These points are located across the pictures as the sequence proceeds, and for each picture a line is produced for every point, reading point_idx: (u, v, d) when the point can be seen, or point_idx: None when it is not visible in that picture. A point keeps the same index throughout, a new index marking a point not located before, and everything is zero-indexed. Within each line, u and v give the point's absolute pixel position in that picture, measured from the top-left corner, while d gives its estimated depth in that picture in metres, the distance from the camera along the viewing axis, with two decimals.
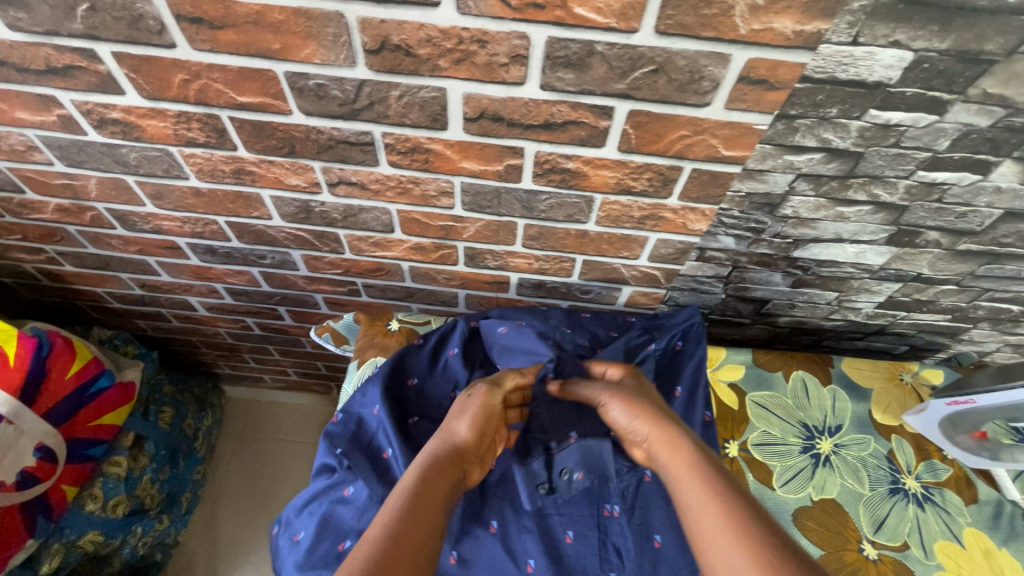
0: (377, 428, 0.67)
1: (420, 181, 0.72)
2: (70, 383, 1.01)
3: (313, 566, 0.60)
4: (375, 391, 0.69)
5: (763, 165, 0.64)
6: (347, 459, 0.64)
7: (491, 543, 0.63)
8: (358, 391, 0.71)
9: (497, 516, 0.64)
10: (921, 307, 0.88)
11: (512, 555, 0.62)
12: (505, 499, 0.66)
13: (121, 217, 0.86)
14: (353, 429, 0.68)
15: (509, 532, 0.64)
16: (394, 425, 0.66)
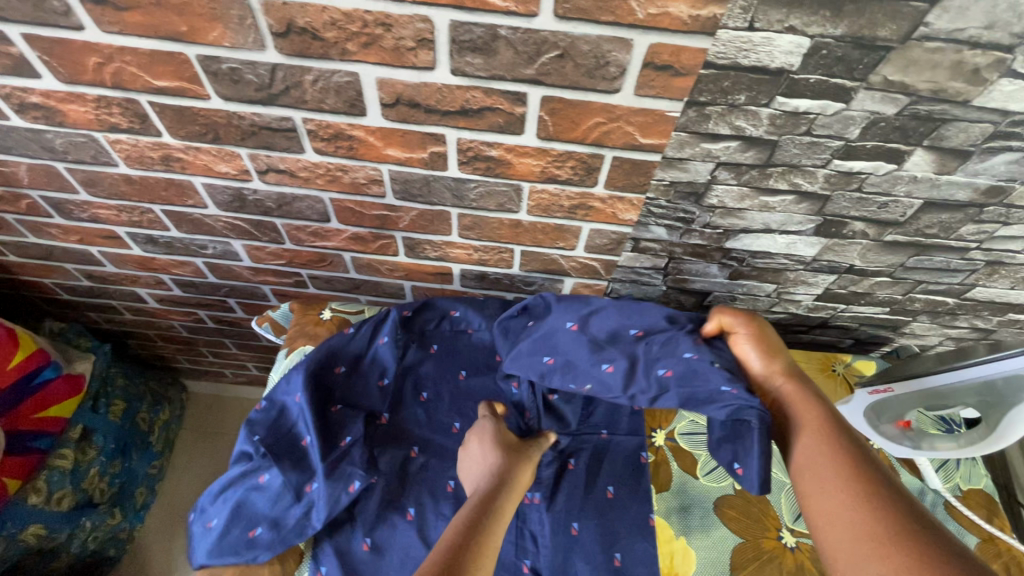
0: (298, 416, 0.66)
1: (348, 169, 0.72)
2: (13, 374, 1.00)
3: (223, 552, 0.60)
4: (299, 378, 0.68)
5: (682, 153, 0.64)
6: (263, 446, 0.64)
7: (407, 530, 0.62)
8: (283, 378, 0.70)
9: (415, 504, 0.64)
10: (859, 300, 0.89)
11: (426, 542, 0.62)
12: (425, 486, 0.66)
13: (57, 205, 0.86)
14: (274, 417, 0.67)
15: (426, 520, 0.63)
16: (314, 413, 0.65)
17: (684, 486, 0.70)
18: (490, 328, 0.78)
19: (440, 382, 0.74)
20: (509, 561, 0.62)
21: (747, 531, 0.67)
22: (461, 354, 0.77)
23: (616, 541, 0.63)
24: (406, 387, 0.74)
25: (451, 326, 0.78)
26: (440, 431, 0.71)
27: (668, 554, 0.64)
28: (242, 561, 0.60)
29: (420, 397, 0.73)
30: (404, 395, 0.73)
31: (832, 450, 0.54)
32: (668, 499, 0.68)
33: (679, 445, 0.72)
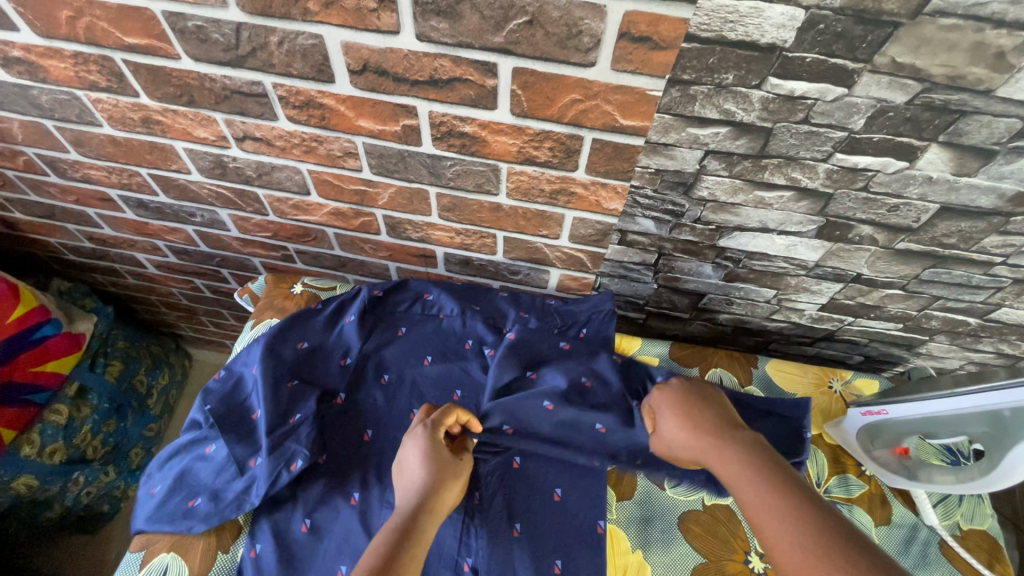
0: (252, 387, 0.65)
1: (323, 140, 0.70)
2: (11, 327, 1.02)
3: (160, 519, 0.59)
4: (257, 349, 0.67)
5: (666, 139, 0.59)
6: (212, 415, 0.63)
7: (349, 515, 0.60)
8: (244, 349, 0.69)
9: (360, 488, 0.62)
10: (869, 313, 0.81)
11: (366, 529, 0.59)
12: (374, 472, 0.63)
13: (51, 163, 0.87)
14: (230, 387, 0.65)
15: (370, 506, 0.61)
16: (267, 386, 0.63)
17: (648, 496, 0.65)
18: (462, 314, 0.75)
19: (404, 365, 0.71)
20: (449, 557, 0.59)
21: (712, 551, 0.61)
22: (429, 340, 0.74)
23: (561, 548, 0.59)
24: (369, 368, 0.71)
25: (422, 310, 0.75)
26: (398, 417, 0.68)
27: (621, 568, 0.60)
28: (177, 531, 0.58)
29: (380, 379, 0.70)
30: (364, 377, 0.70)
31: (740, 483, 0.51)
32: (629, 509, 0.64)
33: None
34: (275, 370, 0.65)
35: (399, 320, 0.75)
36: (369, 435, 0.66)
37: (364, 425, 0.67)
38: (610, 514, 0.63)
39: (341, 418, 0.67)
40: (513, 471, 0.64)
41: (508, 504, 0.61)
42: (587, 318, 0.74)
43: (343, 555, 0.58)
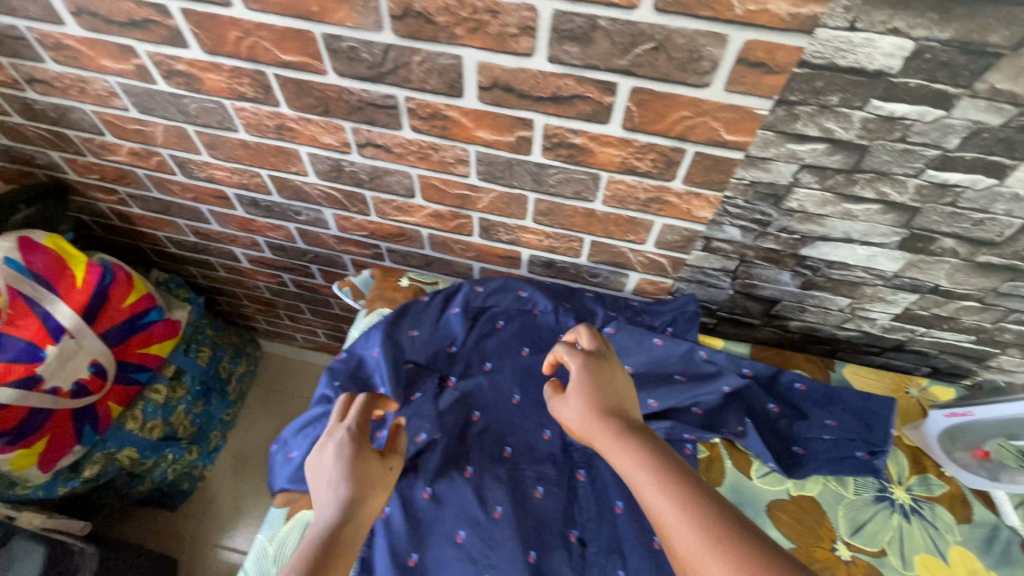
0: (374, 368, 0.72)
1: (439, 148, 0.77)
2: (125, 312, 1.12)
3: (301, 480, 0.67)
4: (377, 335, 0.74)
5: (765, 153, 0.65)
6: (342, 391, 0.70)
7: (464, 487, 0.66)
8: (362, 334, 0.76)
9: (473, 463, 0.69)
10: (941, 324, 0.84)
11: (481, 499, 0.65)
12: (484, 448, 0.70)
13: (181, 164, 0.97)
14: (353, 366, 0.73)
15: (483, 480, 0.67)
16: (389, 367, 0.71)
17: (736, 485, 0.70)
18: (555, 311, 0.80)
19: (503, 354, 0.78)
20: (556, 528, 0.65)
21: (800, 538, 0.66)
22: (525, 333, 0.80)
23: None
24: (472, 356, 0.78)
25: (518, 304, 0.81)
26: (500, 402, 0.74)
27: None
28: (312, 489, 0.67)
29: (483, 366, 0.77)
30: (468, 365, 0.77)
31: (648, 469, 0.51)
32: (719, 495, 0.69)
33: (734, 445, 0.72)
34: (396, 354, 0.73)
35: (494, 313, 0.81)
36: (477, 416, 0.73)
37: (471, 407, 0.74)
38: None
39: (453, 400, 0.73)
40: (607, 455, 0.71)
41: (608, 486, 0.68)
42: (672, 318, 0.80)
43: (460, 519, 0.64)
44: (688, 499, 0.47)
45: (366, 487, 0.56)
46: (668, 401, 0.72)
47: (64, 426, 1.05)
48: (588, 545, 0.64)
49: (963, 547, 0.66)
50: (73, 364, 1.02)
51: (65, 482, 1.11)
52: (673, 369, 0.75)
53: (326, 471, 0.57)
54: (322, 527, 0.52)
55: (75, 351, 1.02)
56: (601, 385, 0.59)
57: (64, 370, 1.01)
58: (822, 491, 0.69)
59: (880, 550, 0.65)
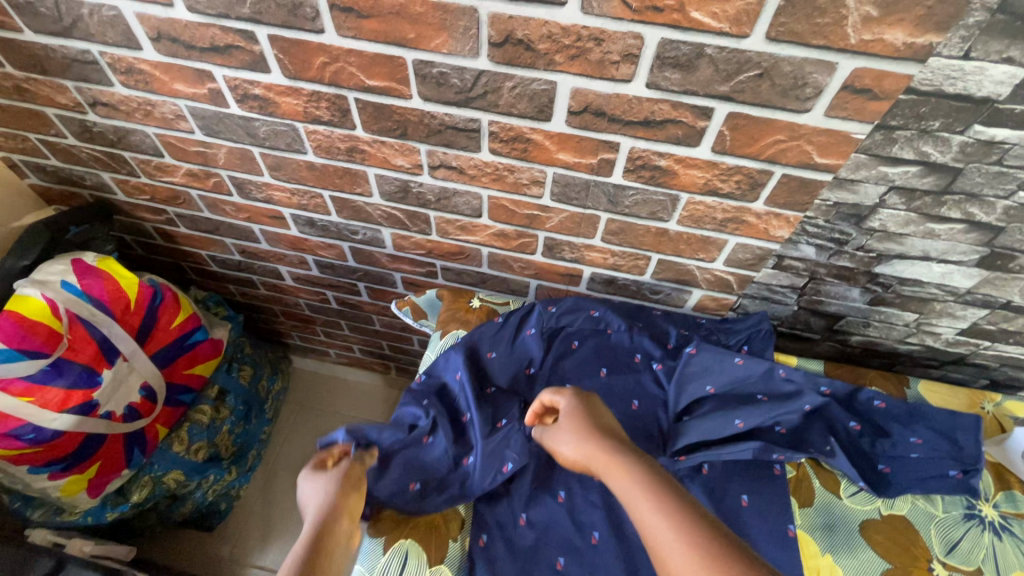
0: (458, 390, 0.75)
1: (515, 169, 0.78)
2: (174, 333, 1.10)
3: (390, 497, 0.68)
4: (457, 357, 0.76)
5: (855, 175, 0.65)
6: (433, 411, 0.72)
7: (558, 512, 0.68)
8: (441, 356, 0.79)
9: (564, 488, 0.70)
10: (1007, 338, 0.85)
11: (577, 524, 0.67)
12: (573, 473, 0.71)
13: (239, 185, 0.96)
14: (436, 389, 0.76)
15: (576, 504, 0.68)
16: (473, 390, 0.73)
17: (826, 505, 0.69)
18: (630, 331, 0.80)
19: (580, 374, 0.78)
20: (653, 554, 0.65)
21: (896, 558, 0.65)
22: (602, 353, 0.80)
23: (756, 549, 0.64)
24: (551, 377, 0.78)
25: (591, 324, 0.81)
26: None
27: (815, 570, 0.64)
28: (405, 511, 0.67)
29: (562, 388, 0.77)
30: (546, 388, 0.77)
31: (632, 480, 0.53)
32: (811, 515, 0.68)
33: (820, 464, 0.72)
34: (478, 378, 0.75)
35: (568, 333, 0.81)
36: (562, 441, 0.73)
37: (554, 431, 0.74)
38: (795, 519, 0.67)
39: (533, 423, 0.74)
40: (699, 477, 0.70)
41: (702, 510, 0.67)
42: (746, 337, 0.81)
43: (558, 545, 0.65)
44: (686, 517, 0.48)
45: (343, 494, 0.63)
46: (754, 421, 0.71)
47: (116, 450, 1.03)
48: None
49: None
50: (125, 387, 1.01)
51: (114, 507, 1.09)
52: (753, 389, 0.75)
53: (308, 489, 0.64)
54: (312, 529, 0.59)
55: (127, 374, 1.01)
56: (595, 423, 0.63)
57: (117, 393, 1.00)
58: (912, 509, 0.69)
59: (976, 569, 0.65)
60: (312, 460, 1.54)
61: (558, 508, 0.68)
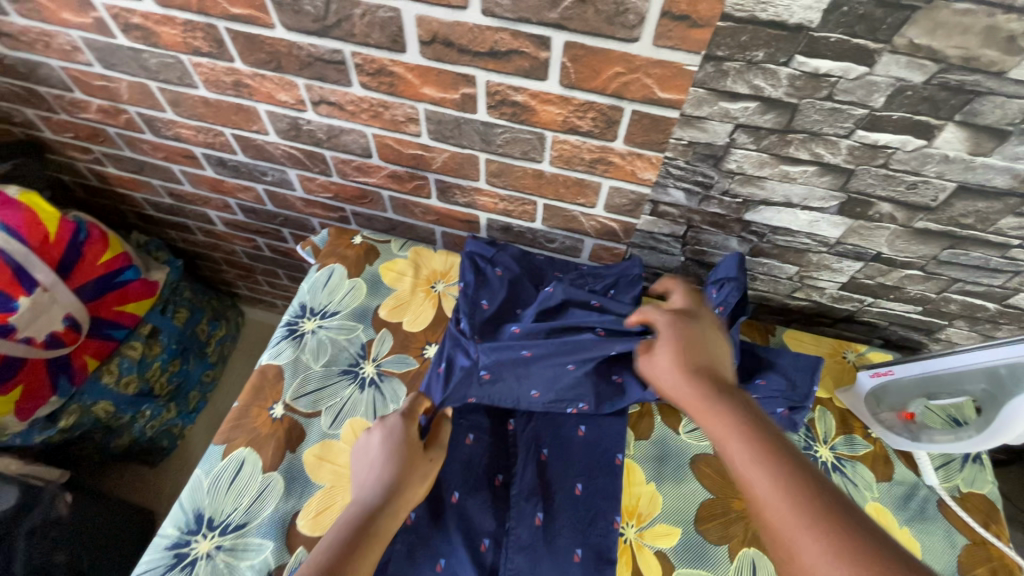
0: (472, 309, 0.75)
1: (389, 105, 0.78)
2: (99, 270, 1.15)
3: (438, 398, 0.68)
4: (493, 288, 0.78)
5: (700, 112, 0.65)
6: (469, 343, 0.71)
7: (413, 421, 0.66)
8: (477, 283, 0.78)
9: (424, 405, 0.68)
10: (888, 294, 0.85)
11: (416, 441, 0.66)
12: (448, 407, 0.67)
13: (149, 122, 0.99)
14: (471, 310, 0.75)
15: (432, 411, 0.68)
16: (481, 321, 0.74)
17: (664, 440, 0.71)
18: (516, 275, 0.80)
19: (578, 353, 0.70)
20: (481, 473, 0.66)
21: (719, 489, 0.67)
22: (497, 293, 0.78)
23: (581, 474, 0.66)
24: (463, 303, 0.76)
25: (487, 270, 0.79)
26: (557, 409, 0.70)
27: (635, 495, 0.66)
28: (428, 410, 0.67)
29: (568, 366, 0.70)
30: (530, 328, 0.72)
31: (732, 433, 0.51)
32: (646, 447, 0.70)
33: (666, 402, 0.73)
34: (501, 309, 0.76)
35: (486, 273, 0.79)
36: (464, 364, 0.70)
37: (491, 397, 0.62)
38: (627, 450, 0.69)
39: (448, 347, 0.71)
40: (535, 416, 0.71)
41: (538, 437, 0.69)
42: (614, 279, 0.80)
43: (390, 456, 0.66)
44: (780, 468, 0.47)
45: (405, 477, 0.59)
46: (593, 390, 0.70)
47: (38, 374, 1.08)
48: (511, 487, 0.65)
49: (879, 503, 0.66)
50: (46, 315, 1.05)
51: (42, 431, 1.14)
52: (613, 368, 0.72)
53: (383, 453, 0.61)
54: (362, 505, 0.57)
55: (49, 304, 1.05)
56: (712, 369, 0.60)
57: (39, 321, 1.04)
58: None
59: None
60: None
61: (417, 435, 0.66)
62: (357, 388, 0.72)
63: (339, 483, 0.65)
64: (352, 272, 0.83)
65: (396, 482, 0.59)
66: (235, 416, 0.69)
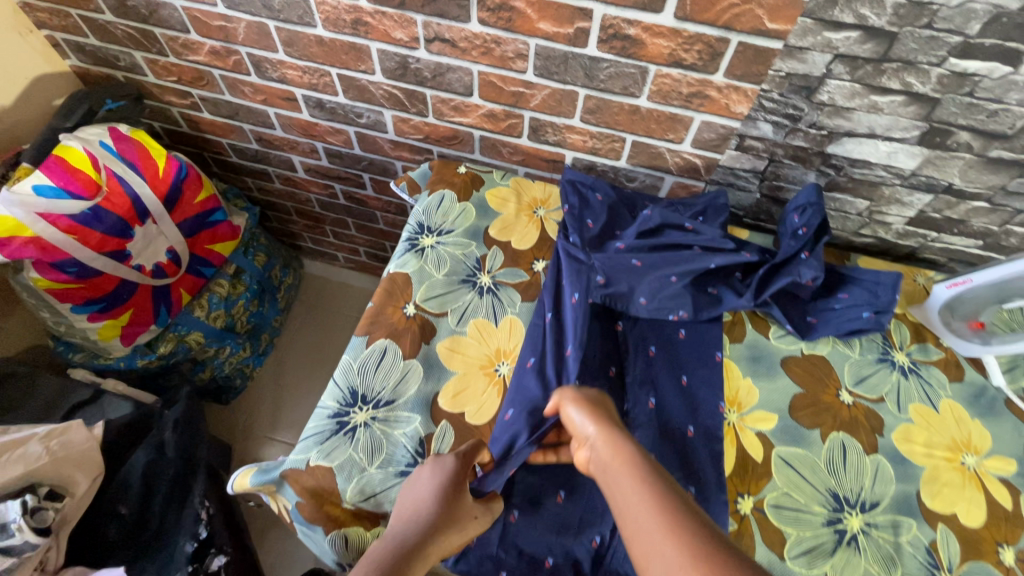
0: (577, 226, 0.83)
1: (502, 42, 0.85)
2: (196, 207, 1.22)
3: (561, 301, 0.77)
4: (596, 211, 0.86)
5: (803, 42, 0.72)
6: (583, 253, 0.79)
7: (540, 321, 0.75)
8: (580, 206, 0.86)
9: (551, 309, 0.76)
10: (952, 228, 0.92)
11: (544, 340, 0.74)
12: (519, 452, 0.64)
13: (257, 63, 1.06)
14: (576, 226, 0.83)
15: (555, 307, 0.76)
16: (590, 238, 0.82)
17: (755, 344, 0.79)
18: (613, 199, 0.87)
19: (679, 265, 0.77)
20: (598, 366, 0.73)
21: (808, 385, 0.75)
22: (599, 213, 0.85)
23: (685, 367, 0.74)
24: (570, 221, 0.84)
25: (587, 196, 0.87)
26: (660, 316, 0.77)
27: (734, 387, 0.74)
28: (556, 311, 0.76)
29: (671, 278, 0.77)
30: (633, 243, 0.80)
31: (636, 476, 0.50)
32: (739, 349, 0.78)
33: (756, 312, 0.81)
34: (604, 229, 0.84)
35: (586, 198, 0.87)
36: (579, 271, 0.78)
37: (561, 395, 0.62)
38: (724, 350, 0.77)
39: (565, 258, 0.79)
40: (636, 323, 0.78)
41: (643, 337, 0.76)
42: (703, 208, 0.87)
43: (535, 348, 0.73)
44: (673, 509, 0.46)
45: (447, 524, 0.57)
46: (691, 298, 0.77)
47: (146, 302, 1.17)
48: (626, 376, 0.73)
49: (952, 400, 0.74)
50: (153, 246, 1.13)
51: (143, 356, 1.23)
52: (709, 282, 0.80)
53: (427, 496, 0.58)
54: (397, 544, 0.54)
55: (156, 236, 1.14)
56: (608, 410, 0.60)
57: (146, 250, 1.13)
58: (831, 351, 0.78)
59: (879, 397, 0.74)
60: (318, 351, 1.69)
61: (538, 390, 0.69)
62: (476, 295, 0.80)
63: (470, 371, 0.74)
64: (460, 197, 0.90)
65: (432, 531, 0.55)
66: (373, 313, 0.77)
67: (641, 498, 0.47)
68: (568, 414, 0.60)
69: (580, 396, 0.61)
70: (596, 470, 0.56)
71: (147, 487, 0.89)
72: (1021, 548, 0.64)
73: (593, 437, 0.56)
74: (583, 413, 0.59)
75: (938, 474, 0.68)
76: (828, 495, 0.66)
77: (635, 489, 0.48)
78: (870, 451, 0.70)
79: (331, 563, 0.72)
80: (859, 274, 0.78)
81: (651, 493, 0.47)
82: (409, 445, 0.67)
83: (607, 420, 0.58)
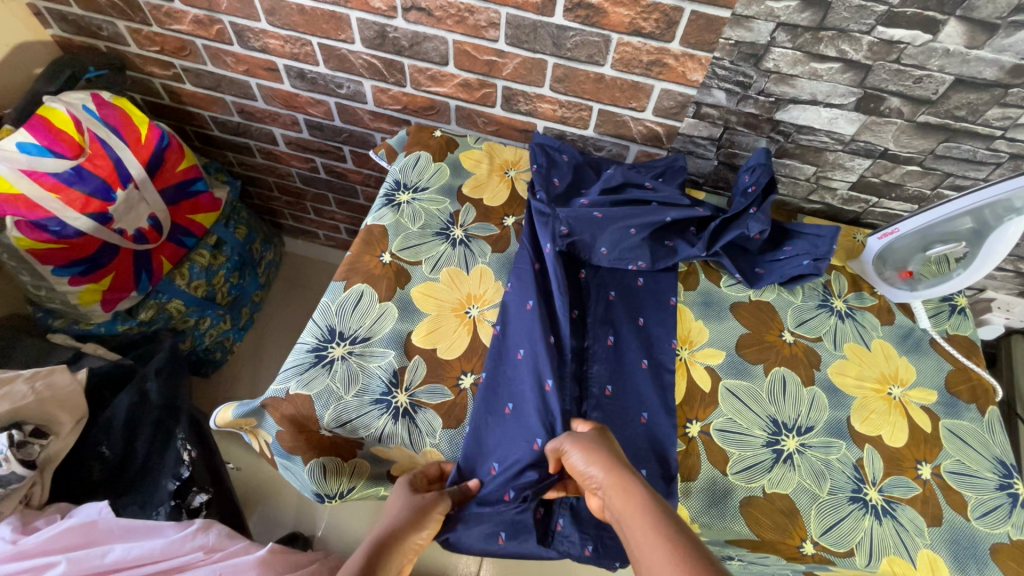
0: (543, 183, 0.87)
1: (475, 11, 0.90)
2: (178, 176, 1.24)
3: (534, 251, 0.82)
4: (563, 170, 0.91)
5: (748, 11, 0.78)
6: (548, 208, 0.83)
7: (520, 269, 0.79)
8: (549, 166, 0.91)
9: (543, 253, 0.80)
10: (890, 193, 1.00)
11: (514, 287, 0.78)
12: (540, 428, 0.67)
13: (239, 33, 1.09)
14: (544, 183, 0.88)
15: (528, 255, 0.81)
16: (557, 196, 0.87)
17: (708, 292, 0.85)
18: (579, 160, 0.93)
19: (638, 218, 0.83)
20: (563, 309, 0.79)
21: (754, 327, 0.81)
22: (566, 172, 0.91)
23: (643, 311, 0.80)
24: (538, 178, 0.89)
25: (553, 158, 0.92)
26: (621, 265, 0.82)
27: (685, 328, 0.80)
28: (533, 259, 0.80)
29: (630, 231, 0.82)
30: (597, 199, 0.85)
31: (650, 526, 0.50)
32: (693, 296, 0.84)
33: (710, 264, 0.87)
34: (571, 187, 0.90)
35: (554, 160, 0.92)
36: (547, 224, 0.82)
37: (559, 440, 0.63)
38: (679, 296, 0.83)
39: (534, 215, 0.83)
40: (596, 273, 0.83)
41: (604, 284, 0.82)
42: (663, 169, 0.93)
43: (531, 290, 0.77)
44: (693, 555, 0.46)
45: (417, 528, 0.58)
46: (648, 250, 0.83)
47: (128, 267, 1.19)
48: (587, 317, 0.79)
49: (883, 340, 0.81)
50: (136, 211, 1.15)
51: (124, 322, 1.25)
52: (666, 236, 0.85)
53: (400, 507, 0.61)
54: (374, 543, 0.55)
55: (139, 201, 1.16)
56: (608, 447, 0.61)
57: (130, 215, 1.15)
58: (777, 298, 0.84)
59: (817, 337, 0.81)
60: (299, 325, 1.71)
61: (534, 337, 0.73)
62: (449, 246, 0.85)
63: (442, 312, 0.78)
64: (436, 158, 0.95)
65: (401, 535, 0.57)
66: (350, 263, 0.82)
67: (656, 541, 0.48)
68: (573, 458, 0.61)
69: (578, 440, 0.62)
70: (615, 520, 0.56)
71: (129, 425, 1.01)
72: (938, 465, 0.71)
73: (603, 482, 0.57)
74: (584, 454, 0.60)
75: (867, 403, 0.75)
76: (768, 420, 0.73)
77: (648, 536, 0.49)
78: (807, 383, 0.76)
79: (312, 496, 0.76)
80: (805, 228, 0.85)
81: (666, 540, 0.48)
82: (384, 375, 0.72)
83: (613, 461, 0.58)
